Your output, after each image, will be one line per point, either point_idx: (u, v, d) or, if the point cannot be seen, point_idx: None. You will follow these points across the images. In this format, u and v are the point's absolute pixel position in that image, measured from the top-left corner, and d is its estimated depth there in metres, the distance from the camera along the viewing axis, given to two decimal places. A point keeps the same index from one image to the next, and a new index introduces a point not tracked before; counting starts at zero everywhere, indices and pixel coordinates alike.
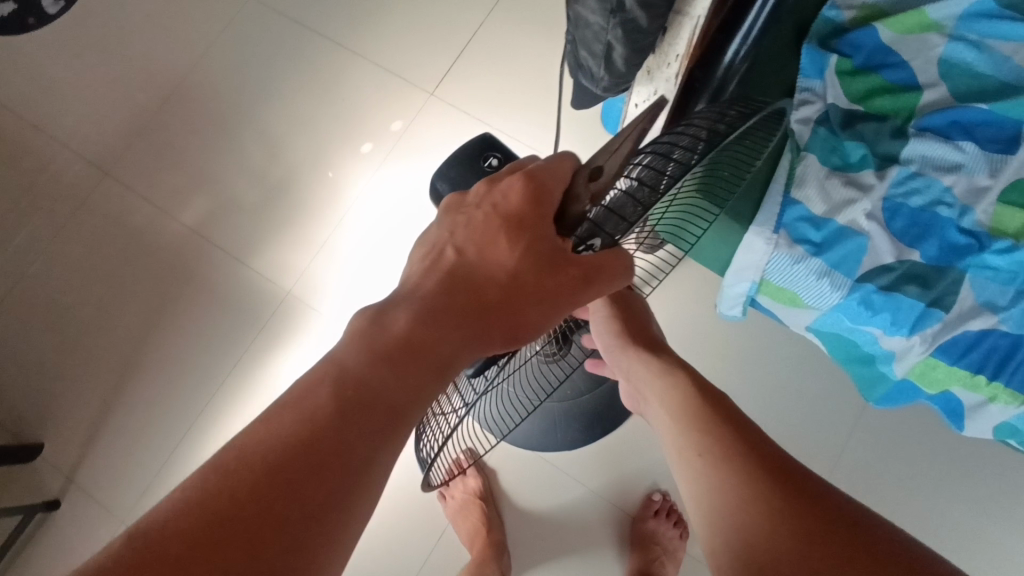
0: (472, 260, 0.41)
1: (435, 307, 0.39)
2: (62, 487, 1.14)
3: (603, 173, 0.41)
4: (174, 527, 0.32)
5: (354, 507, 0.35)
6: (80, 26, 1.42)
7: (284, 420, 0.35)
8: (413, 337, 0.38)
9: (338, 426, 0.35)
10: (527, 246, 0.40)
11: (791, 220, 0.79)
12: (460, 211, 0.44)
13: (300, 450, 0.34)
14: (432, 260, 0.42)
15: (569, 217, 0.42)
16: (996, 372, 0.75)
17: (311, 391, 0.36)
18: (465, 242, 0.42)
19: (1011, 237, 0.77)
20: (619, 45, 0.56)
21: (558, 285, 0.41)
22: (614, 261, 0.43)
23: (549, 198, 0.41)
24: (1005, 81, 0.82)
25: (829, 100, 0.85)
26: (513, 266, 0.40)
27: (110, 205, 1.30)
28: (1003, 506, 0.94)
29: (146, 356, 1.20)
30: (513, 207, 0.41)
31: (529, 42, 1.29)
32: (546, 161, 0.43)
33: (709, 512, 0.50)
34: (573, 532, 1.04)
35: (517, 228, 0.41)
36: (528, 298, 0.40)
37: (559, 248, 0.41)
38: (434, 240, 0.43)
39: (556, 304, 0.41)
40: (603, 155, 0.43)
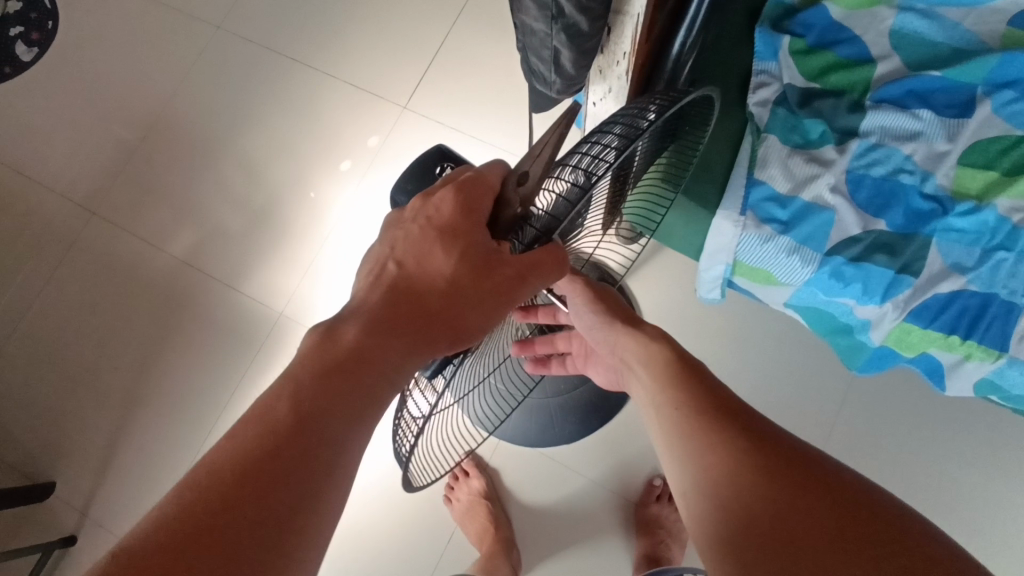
0: (411, 271, 0.43)
1: (383, 318, 0.42)
2: (77, 522, 1.16)
3: (529, 178, 0.40)
4: (153, 542, 0.34)
5: (318, 507, 0.38)
6: (56, 71, 1.45)
7: (252, 432, 0.38)
8: (362, 348, 0.41)
9: (303, 434, 0.38)
10: (460, 254, 0.42)
11: (757, 200, 0.81)
12: (400, 227, 0.46)
13: (264, 460, 0.37)
14: (376, 275, 0.44)
15: (503, 221, 0.42)
16: (969, 331, 0.76)
17: (269, 407, 0.39)
18: (405, 255, 0.44)
19: (975, 198, 0.79)
20: (565, 50, 0.59)
21: (495, 286, 0.42)
22: (550, 255, 0.44)
23: (479, 205, 0.42)
24: (956, 47, 0.85)
25: (785, 80, 0.87)
26: (450, 274, 0.42)
27: (100, 242, 1.32)
28: (995, 461, 0.96)
29: (148, 387, 1.22)
30: (446, 218, 0.43)
31: (496, 48, 1.31)
32: (477, 170, 0.44)
33: (688, 480, 0.50)
34: (580, 523, 1.06)
35: (451, 237, 0.42)
36: (467, 303, 0.43)
37: (493, 250, 0.42)
38: (377, 256, 0.45)
39: (499, 305, 0.43)
40: (528, 158, 0.41)
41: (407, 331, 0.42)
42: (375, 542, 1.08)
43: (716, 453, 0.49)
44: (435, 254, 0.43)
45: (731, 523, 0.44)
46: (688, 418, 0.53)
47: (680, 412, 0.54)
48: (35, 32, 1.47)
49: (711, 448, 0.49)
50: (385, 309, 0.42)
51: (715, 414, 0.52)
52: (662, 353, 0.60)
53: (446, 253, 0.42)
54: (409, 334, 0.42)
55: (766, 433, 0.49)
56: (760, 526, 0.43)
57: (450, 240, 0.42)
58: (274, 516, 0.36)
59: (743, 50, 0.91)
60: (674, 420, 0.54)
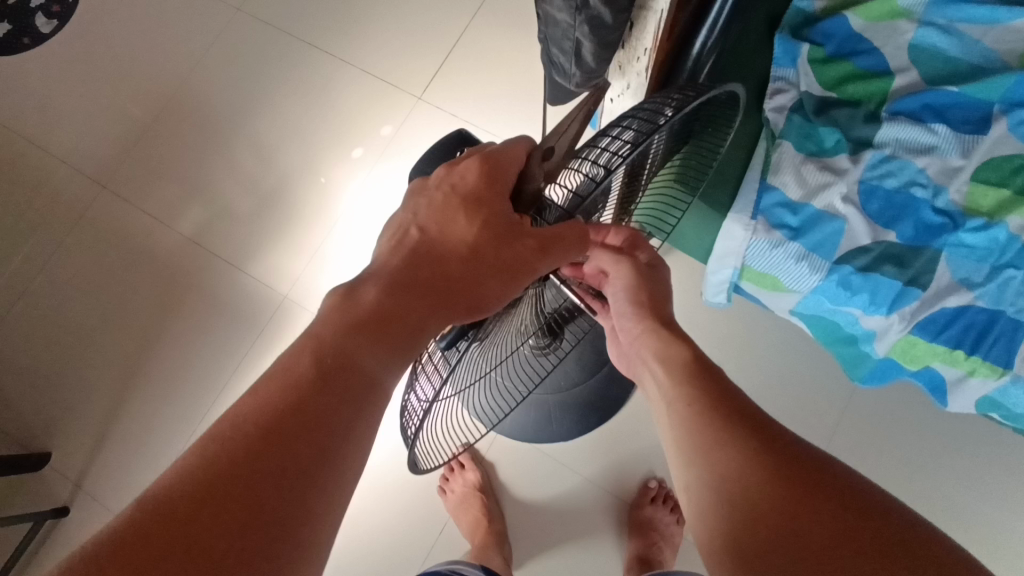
0: (434, 237, 0.44)
1: (398, 282, 0.42)
2: (72, 494, 1.16)
3: (554, 153, 0.44)
4: (179, 490, 0.34)
5: (340, 461, 0.37)
6: (74, 44, 1.45)
7: (272, 388, 0.38)
8: (382, 308, 0.41)
9: (323, 392, 0.38)
10: (484, 221, 0.43)
11: (768, 205, 0.81)
12: (423, 194, 0.46)
13: (290, 414, 0.37)
14: (398, 240, 0.44)
15: (526, 195, 0.44)
16: (974, 346, 0.76)
17: (296, 360, 0.39)
18: (427, 221, 0.45)
19: (985, 216, 0.79)
20: (587, 42, 0.59)
21: (517, 255, 0.43)
22: (572, 231, 0.45)
23: (504, 176, 0.44)
24: (974, 64, 0.85)
25: (802, 88, 0.87)
26: (472, 240, 0.43)
27: (109, 217, 1.33)
28: (994, 479, 0.96)
29: (149, 364, 1.23)
30: (470, 186, 0.44)
31: (513, 43, 1.31)
32: (502, 145, 0.45)
33: (695, 475, 0.50)
34: (574, 521, 1.06)
35: (474, 205, 0.43)
36: (488, 270, 0.43)
37: (515, 221, 0.43)
38: (399, 221, 0.46)
39: (518, 276, 0.44)
40: (552, 135, 0.45)
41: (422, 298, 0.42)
42: (368, 529, 1.08)
43: (724, 448, 0.49)
44: (457, 222, 0.44)
45: (741, 518, 0.44)
46: (703, 416, 0.52)
47: (697, 407, 0.53)
48: (55, 6, 1.48)
49: (727, 449, 0.49)
50: (406, 270, 0.42)
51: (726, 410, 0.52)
52: (675, 349, 0.59)
53: (470, 223, 0.43)
54: (427, 301, 0.42)
55: (777, 433, 0.49)
56: (771, 522, 0.43)
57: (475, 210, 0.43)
58: (298, 470, 0.36)
59: (762, 56, 0.91)
60: (689, 417, 0.53)
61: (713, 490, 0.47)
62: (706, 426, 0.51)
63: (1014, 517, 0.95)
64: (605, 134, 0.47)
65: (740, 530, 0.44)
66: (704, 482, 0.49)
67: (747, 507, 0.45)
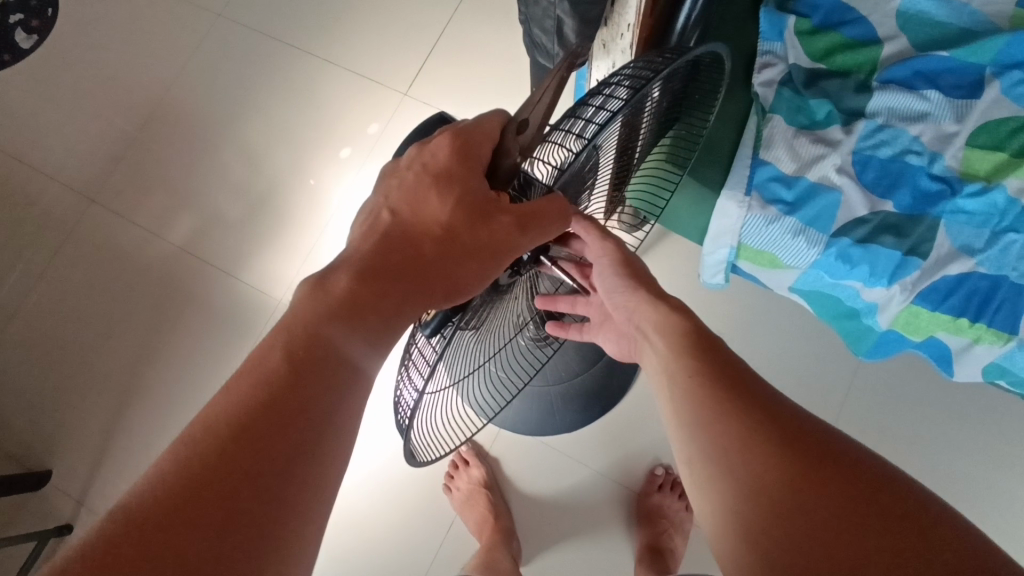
0: (408, 219, 0.43)
1: (371, 262, 0.41)
2: (73, 511, 1.15)
3: (528, 126, 0.42)
4: (149, 498, 0.33)
5: (318, 456, 0.36)
6: (55, 59, 1.44)
7: (243, 385, 0.37)
8: (356, 296, 0.40)
9: (296, 386, 0.37)
10: (457, 199, 0.42)
11: (762, 180, 0.80)
12: (395, 175, 0.45)
13: (260, 410, 0.36)
14: (370, 224, 0.43)
15: (502, 170, 0.43)
16: (977, 313, 0.75)
17: (265, 356, 0.38)
18: (399, 204, 0.43)
19: (983, 179, 0.77)
20: (567, 19, 0.58)
21: (489, 234, 0.42)
22: (552, 206, 0.44)
23: (477, 152, 0.42)
24: (963, 28, 0.83)
25: (790, 61, 0.86)
26: (447, 221, 0.42)
27: (98, 230, 1.31)
28: (1004, 449, 0.95)
29: (146, 376, 1.21)
30: (442, 164, 0.43)
31: (497, 35, 1.30)
32: (475, 121, 0.44)
33: (697, 450, 0.48)
34: (582, 513, 1.05)
35: (447, 183, 0.42)
36: (464, 250, 0.42)
37: (491, 198, 0.42)
38: (371, 206, 0.45)
39: (496, 254, 0.43)
40: (528, 105, 0.43)
41: (394, 280, 0.41)
42: (375, 532, 1.07)
43: (730, 429, 0.46)
44: (428, 203, 0.43)
45: (750, 506, 0.42)
46: (713, 421, 0.48)
47: (704, 413, 0.49)
48: (34, 20, 1.46)
49: (738, 458, 0.45)
50: (380, 256, 0.41)
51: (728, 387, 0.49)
52: (675, 319, 0.56)
53: (442, 200, 0.42)
54: (399, 284, 0.41)
55: (787, 414, 0.47)
56: (781, 512, 0.41)
57: (446, 188, 0.42)
58: (274, 467, 0.35)
59: (749, 31, 0.90)
60: (698, 421, 0.49)
61: (718, 471, 0.45)
62: (716, 428, 0.47)
63: None
64: (588, 101, 0.46)
65: (749, 517, 0.42)
66: (707, 460, 0.47)
67: (756, 494, 0.43)
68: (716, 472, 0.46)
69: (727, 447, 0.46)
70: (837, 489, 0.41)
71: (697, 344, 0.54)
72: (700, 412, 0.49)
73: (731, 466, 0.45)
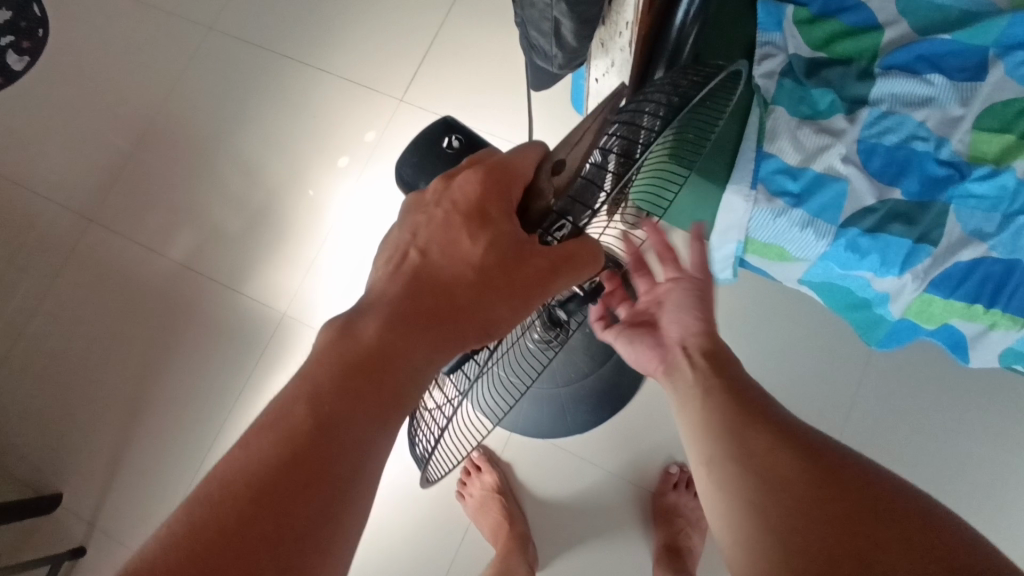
0: (435, 259, 0.42)
1: (398, 311, 0.40)
2: (86, 533, 1.14)
3: (565, 166, 0.44)
4: (164, 564, 0.33)
5: (343, 516, 0.36)
6: (47, 79, 1.43)
7: (263, 441, 0.36)
8: (383, 342, 0.39)
9: (318, 442, 0.36)
10: (490, 240, 0.42)
11: (767, 173, 0.79)
12: (422, 210, 0.44)
13: (286, 467, 0.35)
14: (396, 264, 0.42)
15: (533, 212, 0.44)
16: (992, 299, 0.74)
17: (288, 411, 0.37)
18: (428, 243, 0.42)
19: (991, 163, 0.77)
20: (566, 21, 0.57)
21: (525, 276, 0.41)
22: (582, 249, 0.44)
23: (509, 194, 0.43)
24: (965, 10, 0.82)
25: (790, 51, 0.85)
26: (479, 262, 0.41)
27: (98, 249, 1.31)
28: (1020, 434, 0.94)
29: (154, 394, 1.21)
30: (473, 200, 0.43)
31: (490, 37, 1.30)
32: (510, 154, 0.45)
33: (718, 450, 0.49)
34: (596, 516, 1.04)
35: (479, 223, 0.42)
36: (498, 292, 0.41)
37: (525, 240, 0.42)
38: (397, 242, 0.44)
39: (527, 297, 0.42)
40: (564, 148, 0.46)
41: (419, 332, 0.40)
42: (389, 542, 1.06)
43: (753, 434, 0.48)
44: (460, 244, 0.42)
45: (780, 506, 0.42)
46: (741, 425, 0.49)
47: (729, 417, 0.51)
48: (25, 40, 1.46)
49: (763, 460, 0.46)
50: (408, 300, 0.40)
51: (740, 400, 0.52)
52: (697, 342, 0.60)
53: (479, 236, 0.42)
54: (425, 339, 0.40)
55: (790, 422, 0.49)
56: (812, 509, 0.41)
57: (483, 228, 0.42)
58: (295, 531, 0.35)
59: (747, 22, 0.89)
60: (721, 423, 0.51)
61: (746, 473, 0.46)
62: (744, 435, 0.48)
63: None
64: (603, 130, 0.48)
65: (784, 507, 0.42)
66: (729, 461, 0.48)
67: (782, 486, 0.43)
68: (740, 467, 0.47)
69: (753, 449, 0.47)
70: (848, 483, 0.42)
71: (721, 369, 0.57)
72: (723, 416, 0.51)
73: (752, 463, 0.46)
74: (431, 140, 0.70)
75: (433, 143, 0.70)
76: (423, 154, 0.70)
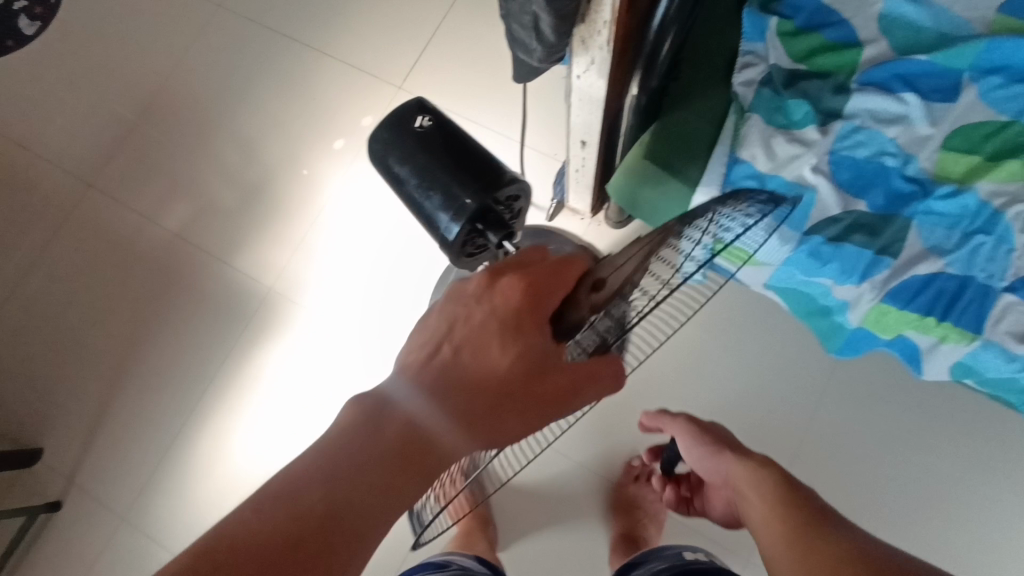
0: (464, 362, 0.43)
1: (427, 405, 0.42)
2: (63, 489, 1.17)
3: (603, 287, 0.44)
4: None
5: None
6: (56, 45, 1.46)
7: (275, 514, 0.39)
8: (403, 442, 0.41)
9: (325, 529, 0.39)
10: (517, 353, 0.42)
11: (738, 177, 0.81)
12: (462, 303, 0.45)
13: (285, 551, 0.38)
14: (428, 356, 0.43)
15: (566, 322, 0.45)
16: (944, 312, 0.77)
17: (302, 493, 0.40)
18: (461, 343, 0.43)
19: (955, 182, 0.80)
20: (544, 16, 0.61)
21: (546, 390, 0.42)
22: (610, 367, 0.44)
23: (547, 301, 0.44)
24: (943, 33, 0.85)
25: (771, 61, 0.87)
26: (504, 372, 0.42)
27: (95, 215, 1.34)
28: (972, 449, 0.97)
29: (139, 359, 1.24)
30: (511, 308, 0.43)
31: (491, 31, 1.33)
32: (556, 262, 0.46)
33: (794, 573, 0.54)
34: (559, 502, 1.07)
35: (511, 334, 0.43)
36: (513, 408, 0.42)
37: (552, 354, 0.43)
38: (434, 331, 0.45)
39: (547, 413, 0.43)
40: (609, 269, 0.46)
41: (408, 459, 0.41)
42: None
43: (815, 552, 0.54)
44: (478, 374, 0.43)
45: None
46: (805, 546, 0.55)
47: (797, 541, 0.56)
48: (38, 7, 1.49)
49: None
50: (430, 400, 0.42)
51: (801, 521, 0.59)
52: (763, 472, 0.67)
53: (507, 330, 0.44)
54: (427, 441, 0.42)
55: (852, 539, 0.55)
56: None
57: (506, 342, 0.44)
58: None
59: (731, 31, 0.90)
60: (790, 547, 0.56)
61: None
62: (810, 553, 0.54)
63: (991, 487, 0.95)
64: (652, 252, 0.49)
65: None
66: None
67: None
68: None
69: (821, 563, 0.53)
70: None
71: (795, 493, 0.63)
72: (789, 541, 0.57)
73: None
74: (406, 119, 0.57)
75: (407, 122, 0.57)
76: (396, 133, 0.57)
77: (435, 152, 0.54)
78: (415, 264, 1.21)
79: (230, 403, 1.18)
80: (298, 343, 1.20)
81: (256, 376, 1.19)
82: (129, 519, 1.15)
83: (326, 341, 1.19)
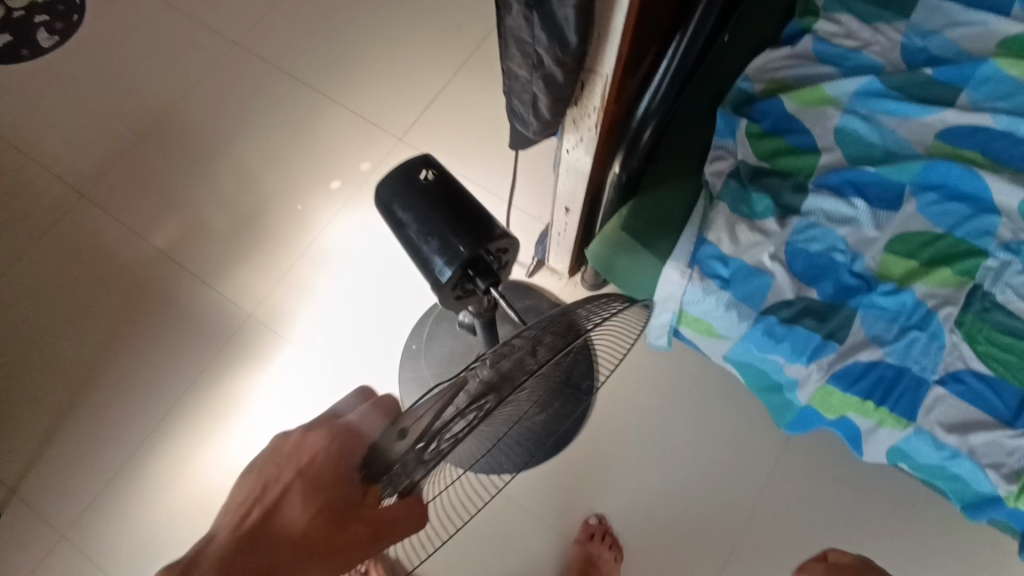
0: (270, 522, 0.44)
1: (222, 568, 0.41)
2: (4, 499, 1.14)
3: (409, 434, 0.44)
4: None
5: None
6: (71, 62, 1.52)
7: None
8: None
9: None
10: (317, 506, 0.44)
11: (704, 256, 0.89)
12: (275, 463, 0.48)
13: None
14: (238, 520, 0.45)
15: (373, 469, 0.45)
16: (882, 397, 0.84)
17: None
18: (271, 504, 0.45)
19: (896, 281, 0.89)
20: (542, 96, 0.69)
21: (339, 537, 0.43)
22: (413, 512, 0.46)
23: (350, 455, 0.47)
24: (888, 149, 0.98)
25: (739, 157, 0.96)
26: (302, 527, 0.43)
27: (82, 226, 1.35)
28: (907, 532, 1.02)
29: (105, 372, 1.23)
30: (316, 464, 0.46)
31: (490, 100, 1.45)
32: (358, 419, 0.50)
33: None
34: (514, 557, 1.05)
35: (313, 488, 0.45)
36: (309, 557, 0.42)
37: (353, 502, 0.45)
38: (244, 498, 0.46)
39: (344, 561, 0.43)
40: (414, 413, 0.46)
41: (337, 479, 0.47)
42: None
43: None
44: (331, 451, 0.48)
45: None
46: None
47: None
48: (62, 6, 1.58)
49: None
50: (227, 557, 0.41)
51: None
52: None
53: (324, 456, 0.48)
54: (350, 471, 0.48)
55: None
56: None
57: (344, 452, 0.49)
58: None
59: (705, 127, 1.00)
60: None
61: None
62: None
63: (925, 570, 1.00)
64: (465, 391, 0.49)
65: None
66: None
67: None
68: None
69: None
70: None
71: None
72: None
73: None
74: (418, 168, 0.61)
75: (419, 171, 0.60)
76: (407, 179, 0.60)
77: (443, 205, 0.58)
78: (404, 308, 1.27)
79: (196, 423, 1.18)
80: (278, 370, 1.23)
81: (230, 398, 1.20)
82: (67, 535, 1.11)
83: (310, 371, 1.22)
